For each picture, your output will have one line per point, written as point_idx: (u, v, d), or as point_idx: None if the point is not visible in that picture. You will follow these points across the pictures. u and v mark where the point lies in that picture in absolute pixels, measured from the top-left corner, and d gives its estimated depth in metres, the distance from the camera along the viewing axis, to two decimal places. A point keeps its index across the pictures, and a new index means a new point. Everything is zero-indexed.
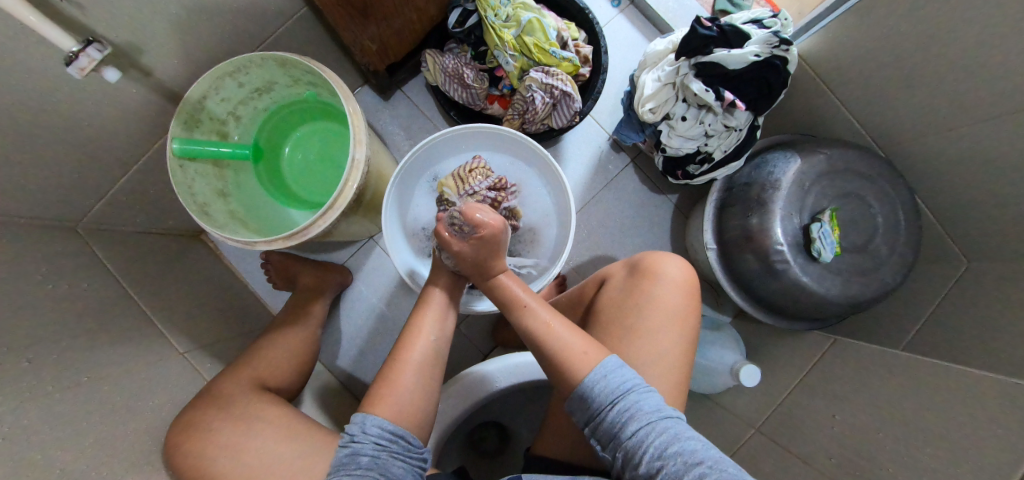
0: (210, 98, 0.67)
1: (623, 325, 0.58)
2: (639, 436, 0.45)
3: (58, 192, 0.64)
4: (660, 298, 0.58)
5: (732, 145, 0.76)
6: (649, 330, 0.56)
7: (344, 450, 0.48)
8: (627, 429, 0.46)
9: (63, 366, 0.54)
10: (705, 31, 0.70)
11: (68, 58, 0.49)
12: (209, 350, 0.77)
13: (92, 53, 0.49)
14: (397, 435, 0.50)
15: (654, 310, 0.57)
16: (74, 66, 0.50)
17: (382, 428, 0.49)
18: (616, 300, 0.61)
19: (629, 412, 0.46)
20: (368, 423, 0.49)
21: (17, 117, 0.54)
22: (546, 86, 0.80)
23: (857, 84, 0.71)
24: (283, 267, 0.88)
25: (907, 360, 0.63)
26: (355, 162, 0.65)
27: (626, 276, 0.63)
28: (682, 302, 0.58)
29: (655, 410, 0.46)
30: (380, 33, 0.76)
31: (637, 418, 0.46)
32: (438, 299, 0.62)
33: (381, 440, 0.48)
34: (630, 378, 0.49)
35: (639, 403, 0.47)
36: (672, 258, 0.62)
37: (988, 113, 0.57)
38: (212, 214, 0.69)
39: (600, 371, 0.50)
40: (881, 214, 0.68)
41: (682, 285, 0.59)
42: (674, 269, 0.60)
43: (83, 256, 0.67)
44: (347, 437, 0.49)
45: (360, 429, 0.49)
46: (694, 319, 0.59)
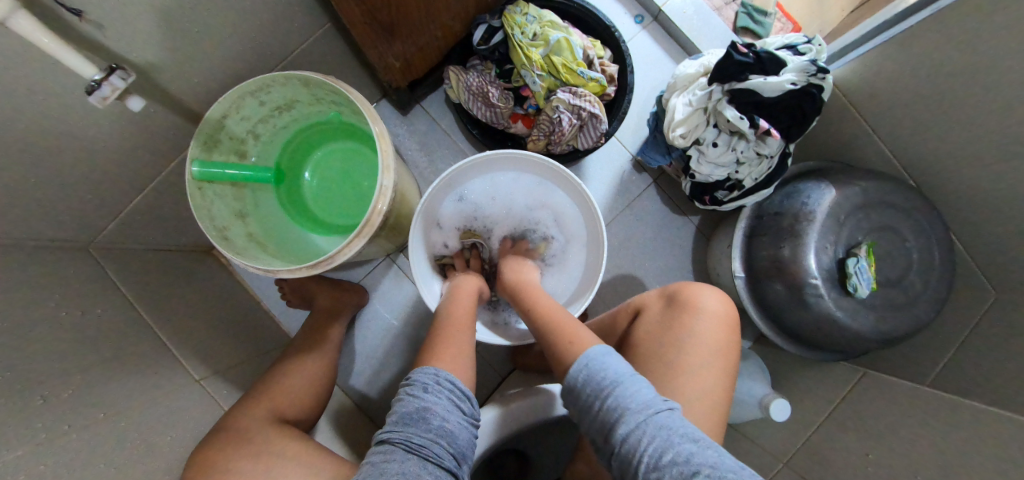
0: (230, 117, 0.64)
1: (664, 360, 0.56)
2: (628, 438, 0.42)
3: (71, 214, 0.62)
4: (701, 332, 0.57)
5: (763, 174, 0.74)
6: (693, 366, 0.55)
7: (418, 400, 0.47)
8: (616, 430, 0.43)
9: (78, 403, 0.51)
10: (741, 57, 0.68)
11: (89, 86, 0.46)
12: (225, 374, 0.74)
13: (115, 81, 0.46)
14: (465, 398, 0.50)
15: (696, 346, 0.56)
16: (95, 95, 0.46)
17: (455, 386, 0.49)
18: (654, 333, 0.60)
19: (618, 410, 0.44)
20: (443, 378, 0.49)
21: (35, 140, 0.51)
22: (573, 107, 0.78)
23: (892, 114, 0.69)
24: (300, 286, 0.86)
25: (943, 400, 0.62)
26: (382, 189, 0.64)
27: (663, 308, 0.62)
28: (721, 337, 0.57)
29: (645, 407, 0.43)
30: (404, 50, 0.74)
31: (625, 417, 0.43)
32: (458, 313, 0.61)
33: (452, 398, 0.48)
34: (617, 372, 0.47)
35: (626, 402, 0.44)
36: (709, 291, 0.61)
37: None
38: (232, 238, 0.66)
39: (588, 363, 0.49)
40: (916, 249, 0.66)
41: (721, 318, 0.58)
42: (713, 301, 0.60)
43: (96, 280, 0.64)
44: (420, 386, 0.48)
45: (434, 381, 0.48)
46: (734, 357, 0.58)
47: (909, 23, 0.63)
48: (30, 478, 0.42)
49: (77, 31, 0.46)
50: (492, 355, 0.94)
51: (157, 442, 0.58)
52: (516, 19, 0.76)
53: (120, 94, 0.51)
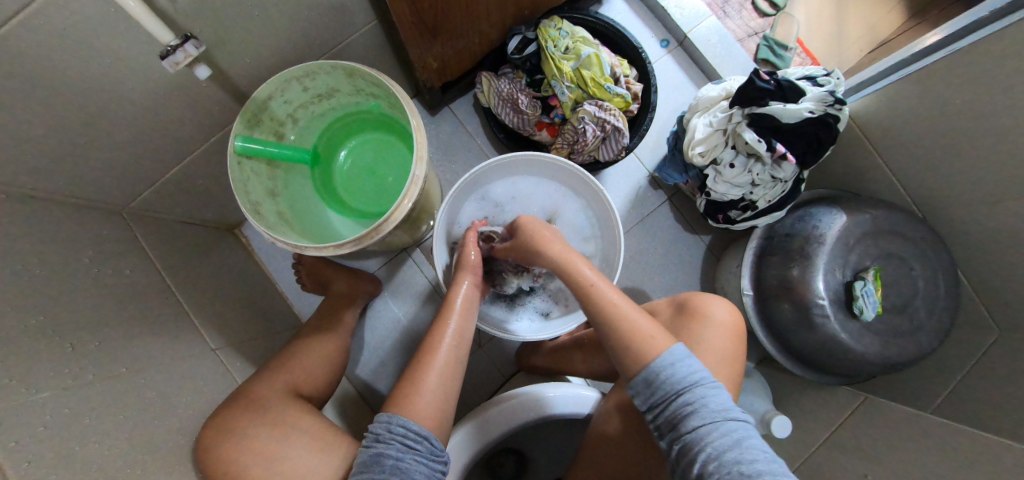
0: (275, 98, 0.67)
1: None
2: (700, 433, 0.44)
3: (113, 176, 0.64)
4: (708, 341, 0.58)
5: (777, 196, 0.77)
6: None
7: (370, 450, 0.48)
8: (688, 422, 0.45)
9: (105, 355, 0.53)
10: (761, 83, 0.71)
11: (165, 51, 0.50)
12: (239, 349, 0.76)
13: (189, 49, 0.51)
14: (423, 437, 0.50)
15: (703, 353, 0.57)
16: (170, 60, 0.51)
17: (408, 429, 0.49)
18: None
19: (694, 406, 0.46)
20: (394, 423, 0.50)
21: (95, 100, 0.54)
22: (599, 119, 0.82)
23: (904, 148, 0.73)
24: (315, 271, 0.87)
25: (943, 427, 0.63)
26: (414, 178, 0.67)
27: (674, 315, 0.63)
28: (730, 345, 0.59)
29: (721, 410, 0.46)
30: (443, 52, 0.78)
31: (699, 412, 0.46)
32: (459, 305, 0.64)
33: (406, 441, 0.49)
34: (698, 373, 0.48)
35: (704, 399, 0.46)
36: (720, 301, 0.63)
37: None
38: (263, 214, 0.69)
39: (670, 359, 0.49)
40: (922, 278, 0.69)
41: (732, 330, 0.60)
42: (723, 313, 0.61)
43: (127, 243, 0.66)
44: (373, 435, 0.49)
45: (385, 428, 0.49)
46: (739, 368, 0.59)
47: (925, 62, 0.66)
48: (59, 420, 0.43)
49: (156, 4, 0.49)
50: (498, 355, 0.95)
51: (174, 405, 0.59)
52: (550, 32, 0.81)
53: (191, 62, 0.56)
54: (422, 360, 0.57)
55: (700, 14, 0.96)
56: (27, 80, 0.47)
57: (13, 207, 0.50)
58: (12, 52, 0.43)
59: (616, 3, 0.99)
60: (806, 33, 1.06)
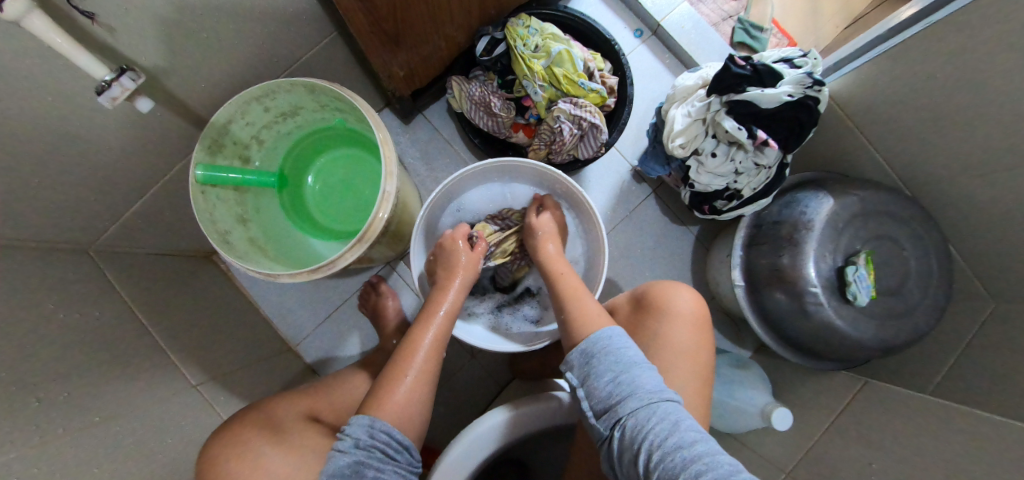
0: (235, 122, 0.65)
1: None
2: (637, 415, 0.44)
3: (71, 214, 0.62)
4: (671, 336, 0.56)
5: (762, 183, 0.75)
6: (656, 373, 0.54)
7: (349, 455, 0.46)
8: (626, 404, 0.46)
9: (75, 404, 0.51)
10: (738, 70, 0.69)
11: (100, 86, 0.47)
12: (223, 381, 0.73)
13: (125, 82, 0.48)
14: (403, 447, 0.50)
15: (662, 348, 0.55)
16: (106, 95, 0.48)
17: (392, 436, 0.49)
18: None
19: (630, 388, 0.47)
20: (378, 428, 0.49)
21: (39, 138, 0.51)
22: (574, 117, 0.80)
23: (887, 124, 0.71)
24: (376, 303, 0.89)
25: (948, 409, 0.61)
26: (385, 194, 0.65)
27: (633, 311, 0.62)
28: (690, 337, 0.56)
29: (656, 391, 0.46)
30: (409, 59, 0.75)
31: (635, 396, 0.46)
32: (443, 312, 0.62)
33: (387, 450, 0.48)
34: (633, 354, 0.50)
35: (638, 382, 0.47)
36: (683, 292, 0.59)
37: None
38: (232, 242, 0.66)
39: (605, 338, 0.52)
40: (914, 258, 0.67)
41: (690, 319, 0.57)
42: (685, 301, 0.58)
43: (94, 281, 0.64)
44: (353, 440, 0.47)
45: (368, 432, 0.48)
46: (707, 359, 0.57)
47: (900, 38, 0.64)
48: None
49: (88, 34, 0.46)
50: (490, 364, 0.93)
51: (151, 449, 0.56)
52: (518, 31, 0.78)
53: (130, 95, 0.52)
54: (401, 357, 0.56)
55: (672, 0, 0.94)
56: None
57: None
58: None
59: None
60: (780, 13, 1.05)
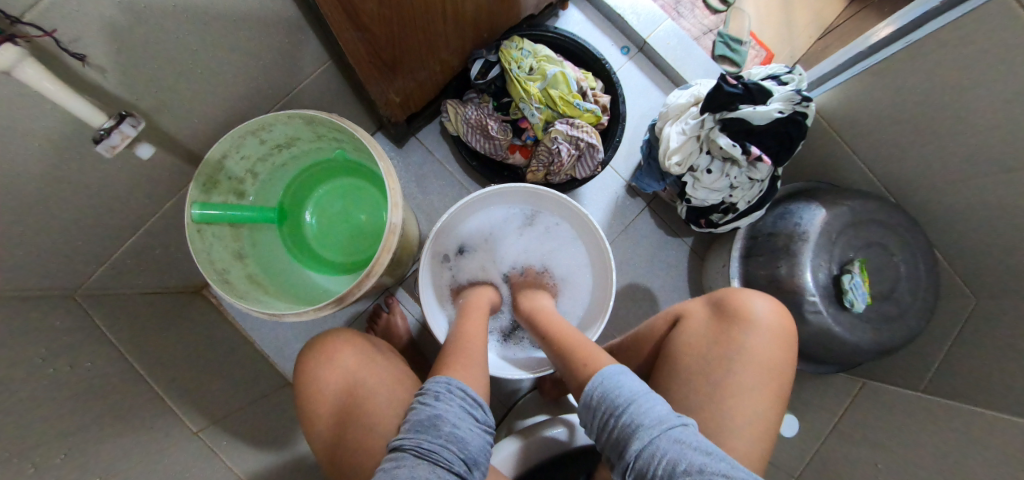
0: (231, 157, 0.63)
1: (713, 381, 0.56)
2: (643, 454, 0.44)
3: (57, 261, 0.58)
4: (756, 348, 0.57)
5: (755, 197, 0.78)
6: (744, 390, 0.55)
7: (429, 408, 0.47)
8: (631, 445, 0.45)
9: (76, 466, 0.48)
10: (730, 89, 0.71)
11: (98, 135, 0.45)
12: (222, 423, 0.70)
13: (126, 129, 0.46)
14: (479, 404, 0.50)
15: (750, 361, 0.56)
16: (105, 144, 0.46)
17: (467, 392, 0.50)
18: (702, 352, 0.59)
19: (632, 426, 0.46)
20: (454, 384, 0.50)
21: (26, 187, 0.49)
22: (572, 137, 0.81)
23: (870, 136, 0.74)
24: (389, 330, 0.88)
25: (948, 407, 0.63)
26: (392, 226, 0.64)
27: (712, 320, 0.61)
28: (773, 349, 0.57)
29: (659, 422, 0.45)
30: (405, 85, 0.75)
31: (638, 433, 0.45)
32: (468, 352, 0.57)
33: (465, 405, 0.49)
34: (633, 387, 0.49)
35: (640, 418, 0.46)
36: (760, 299, 0.61)
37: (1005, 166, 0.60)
38: (233, 282, 0.64)
39: (605, 380, 0.51)
40: (903, 263, 0.70)
41: (774, 331, 0.58)
42: (764, 308, 0.60)
43: (82, 329, 0.61)
44: (432, 394, 0.49)
45: (445, 388, 0.49)
46: (788, 375, 0.58)
47: (881, 55, 0.68)
48: None
49: (78, 76, 0.44)
50: (496, 385, 0.93)
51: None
52: (512, 55, 0.79)
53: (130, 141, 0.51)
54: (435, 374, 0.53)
55: (656, 18, 0.96)
56: None
57: None
58: None
59: (573, 14, 0.98)
60: (758, 25, 1.08)
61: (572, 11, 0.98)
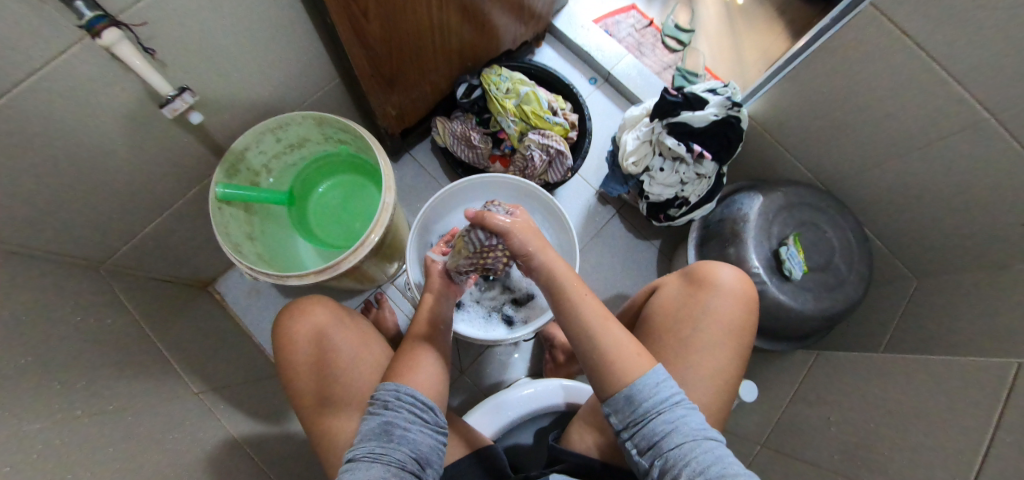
0: (251, 150, 0.75)
1: (677, 335, 0.62)
2: (683, 451, 0.45)
3: (91, 230, 0.68)
4: (717, 308, 0.63)
5: (704, 191, 0.89)
6: (704, 344, 0.60)
7: (379, 417, 0.49)
8: (670, 440, 0.46)
9: (90, 392, 0.54)
10: (672, 98, 0.85)
11: (165, 100, 0.58)
12: (218, 391, 0.75)
13: (185, 97, 0.59)
14: (429, 407, 0.52)
15: (711, 319, 0.62)
16: (169, 108, 0.59)
17: (416, 398, 0.51)
18: (671, 310, 0.65)
19: (673, 424, 0.47)
20: (402, 392, 0.52)
21: (85, 158, 0.60)
22: (543, 145, 0.94)
23: (795, 137, 0.86)
24: (379, 322, 0.95)
25: (889, 361, 0.69)
26: (385, 206, 0.75)
27: (684, 287, 0.67)
28: (734, 309, 0.63)
29: (699, 428, 0.47)
30: (400, 100, 0.89)
31: (680, 432, 0.46)
32: (428, 357, 0.58)
33: (415, 411, 0.51)
34: (677, 394, 0.49)
35: (683, 418, 0.47)
36: (726, 268, 0.66)
37: (911, 146, 0.71)
38: (242, 253, 0.73)
39: (651, 379, 0.50)
40: (835, 238, 0.79)
41: (738, 296, 0.64)
42: (729, 275, 0.65)
43: (103, 294, 0.69)
44: (381, 402, 0.51)
45: (393, 396, 0.51)
46: (748, 336, 0.63)
47: (792, 65, 0.78)
48: (48, 446, 0.43)
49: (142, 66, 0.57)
50: (479, 377, 0.97)
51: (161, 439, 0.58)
52: (491, 78, 0.94)
53: (185, 110, 0.63)
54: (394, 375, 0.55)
55: (618, 54, 1.13)
56: (28, 137, 0.52)
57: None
58: (15, 108, 0.49)
59: (547, 51, 1.16)
60: (712, 61, 1.27)
61: (546, 49, 1.16)
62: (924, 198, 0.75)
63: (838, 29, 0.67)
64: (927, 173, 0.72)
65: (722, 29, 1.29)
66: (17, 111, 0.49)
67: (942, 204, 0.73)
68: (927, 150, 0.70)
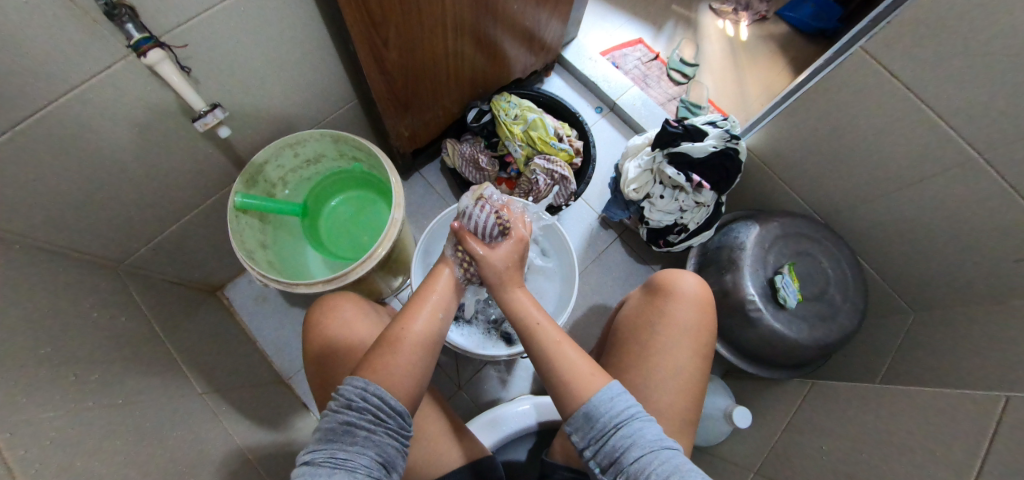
0: (270, 163, 0.79)
1: (638, 340, 0.68)
2: (641, 464, 0.46)
3: (115, 232, 0.71)
4: (676, 313, 0.68)
5: (703, 218, 0.92)
6: (664, 347, 0.66)
7: (342, 416, 0.47)
8: (629, 454, 0.47)
9: (102, 386, 0.56)
10: (672, 129, 0.89)
11: (197, 115, 0.62)
12: (221, 393, 0.77)
13: (217, 113, 0.64)
14: (396, 411, 0.50)
15: (669, 324, 0.67)
16: (200, 122, 0.63)
17: (384, 401, 0.49)
18: (634, 320, 0.71)
19: (633, 438, 0.48)
20: (370, 392, 0.49)
21: (117, 164, 0.64)
22: (547, 170, 0.97)
23: (792, 169, 0.89)
24: None
25: (883, 392, 0.69)
26: (393, 221, 0.78)
27: (648, 297, 0.73)
28: (693, 316, 0.68)
29: (657, 440, 0.48)
30: (413, 122, 0.93)
31: (638, 445, 0.47)
32: (411, 337, 0.56)
33: (381, 414, 0.49)
34: (634, 406, 0.50)
35: (642, 430, 0.48)
36: (687, 278, 0.72)
37: (905, 181, 0.73)
38: (255, 261, 0.77)
39: (608, 393, 0.51)
40: (831, 269, 0.81)
41: (696, 302, 0.69)
42: (690, 284, 0.71)
43: (120, 293, 0.72)
44: (344, 402, 0.48)
45: (359, 397, 0.48)
46: (709, 339, 0.68)
47: (787, 102, 0.81)
48: (61, 433, 0.45)
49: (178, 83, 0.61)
50: (476, 393, 0.98)
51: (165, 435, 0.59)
52: (501, 104, 0.99)
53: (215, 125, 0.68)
54: (374, 356, 0.53)
55: (624, 86, 1.18)
56: (69, 142, 0.57)
57: (23, 260, 0.57)
58: (61, 115, 0.53)
59: (556, 81, 1.22)
60: (715, 94, 1.31)
61: (555, 79, 1.22)
62: (919, 231, 0.76)
63: (831, 67, 0.71)
64: (920, 207, 0.74)
65: (725, 64, 1.34)
66: (62, 119, 0.54)
67: (931, 240, 0.75)
68: (919, 186, 0.72)
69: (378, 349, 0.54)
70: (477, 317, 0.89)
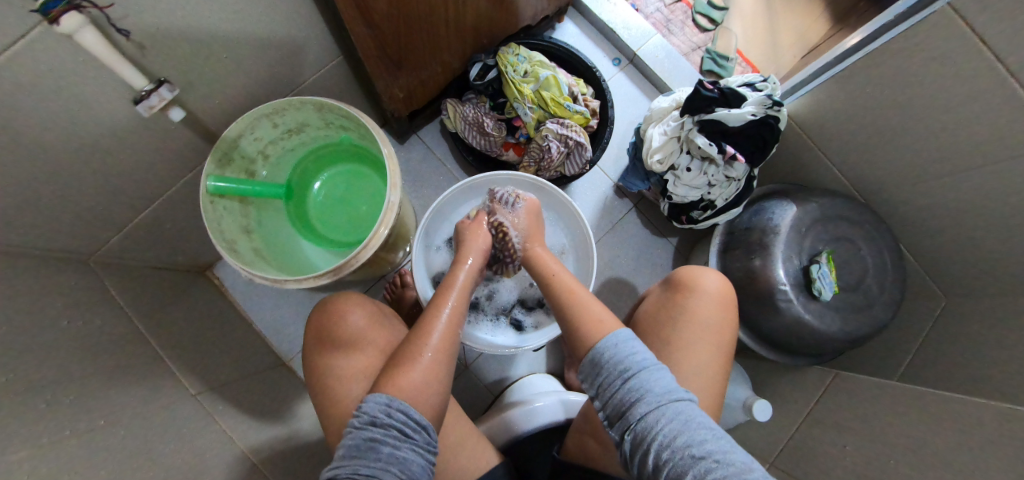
0: (245, 137, 0.68)
1: (658, 336, 0.62)
2: (648, 420, 0.42)
3: (77, 224, 0.63)
4: (696, 307, 0.62)
5: (732, 194, 0.83)
6: (687, 341, 0.60)
7: (364, 432, 0.43)
8: (636, 409, 0.43)
9: (81, 408, 0.51)
10: (707, 93, 0.77)
11: (139, 96, 0.53)
12: (218, 389, 0.73)
13: (164, 92, 0.54)
14: (423, 427, 0.45)
15: (692, 319, 0.61)
16: (144, 104, 0.53)
17: (409, 416, 0.45)
18: (653, 315, 0.65)
19: (639, 391, 0.44)
20: (394, 407, 0.45)
21: (62, 151, 0.54)
22: (561, 136, 0.87)
23: (837, 141, 0.79)
24: None
25: (914, 392, 0.66)
26: (390, 204, 0.69)
27: (666, 290, 0.66)
28: (715, 310, 0.62)
29: (667, 393, 0.44)
30: (408, 82, 0.81)
31: (644, 400, 0.44)
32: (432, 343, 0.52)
33: (407, 429, 0.44)
34: (642, 355, 0.47)
35: (648, 383, 0.44)
36: (708, 272, 0.66)
37: (968, 165, 0.65)
38: (239, 251, 0.69)
39: (615, 340, 0.49)
40: (870, 256, 0.75)
41: (718, 296, 0.63)
42: (713, 279, 0.65)
43: (93, 291, 0.65)
44: (366, 417, 0.44)
45: (384, 412, 0.44)
46: (731, 333, 0.62)
47: (844, 64, 0.71)
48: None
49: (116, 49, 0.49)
50: (485, 373, 0.95)
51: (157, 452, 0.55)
52: (509, 58, 0.85)
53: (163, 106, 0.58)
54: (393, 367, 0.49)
55: (646, 33, 1.04)
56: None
57: None
58: None
59: (568, 27, 1.06)
60: (745, 44, 1.17)
61: (568, 24, 1.06)
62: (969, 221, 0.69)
63: (903, 28, 0.61)
64: (978, 196, 0.66)
65: (759, 6, 1.18)
66: None
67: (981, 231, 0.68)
68: (982, 171, 0.64)
69: (395, 358, 0.50)
70: (485, 304, 0.83)
